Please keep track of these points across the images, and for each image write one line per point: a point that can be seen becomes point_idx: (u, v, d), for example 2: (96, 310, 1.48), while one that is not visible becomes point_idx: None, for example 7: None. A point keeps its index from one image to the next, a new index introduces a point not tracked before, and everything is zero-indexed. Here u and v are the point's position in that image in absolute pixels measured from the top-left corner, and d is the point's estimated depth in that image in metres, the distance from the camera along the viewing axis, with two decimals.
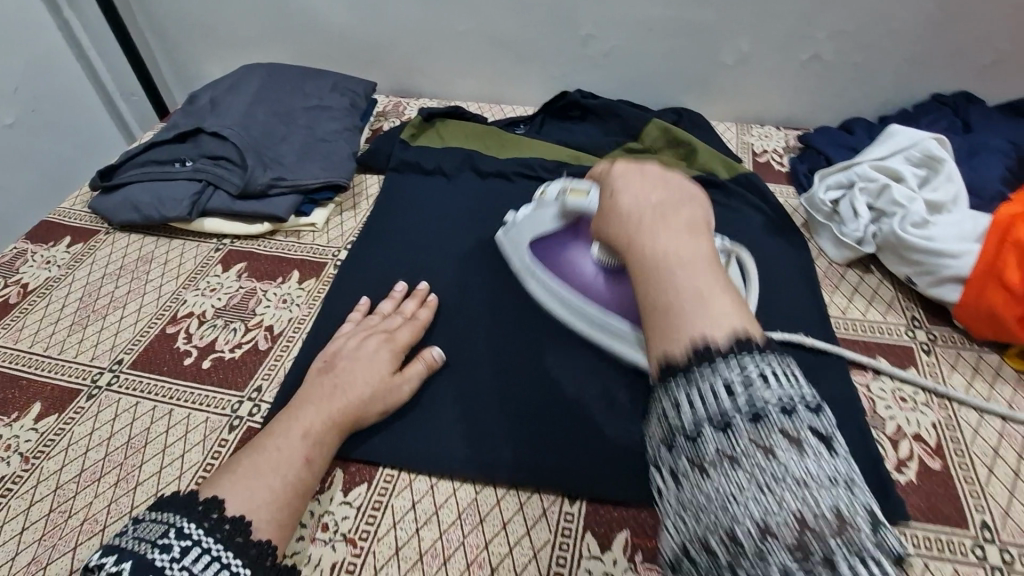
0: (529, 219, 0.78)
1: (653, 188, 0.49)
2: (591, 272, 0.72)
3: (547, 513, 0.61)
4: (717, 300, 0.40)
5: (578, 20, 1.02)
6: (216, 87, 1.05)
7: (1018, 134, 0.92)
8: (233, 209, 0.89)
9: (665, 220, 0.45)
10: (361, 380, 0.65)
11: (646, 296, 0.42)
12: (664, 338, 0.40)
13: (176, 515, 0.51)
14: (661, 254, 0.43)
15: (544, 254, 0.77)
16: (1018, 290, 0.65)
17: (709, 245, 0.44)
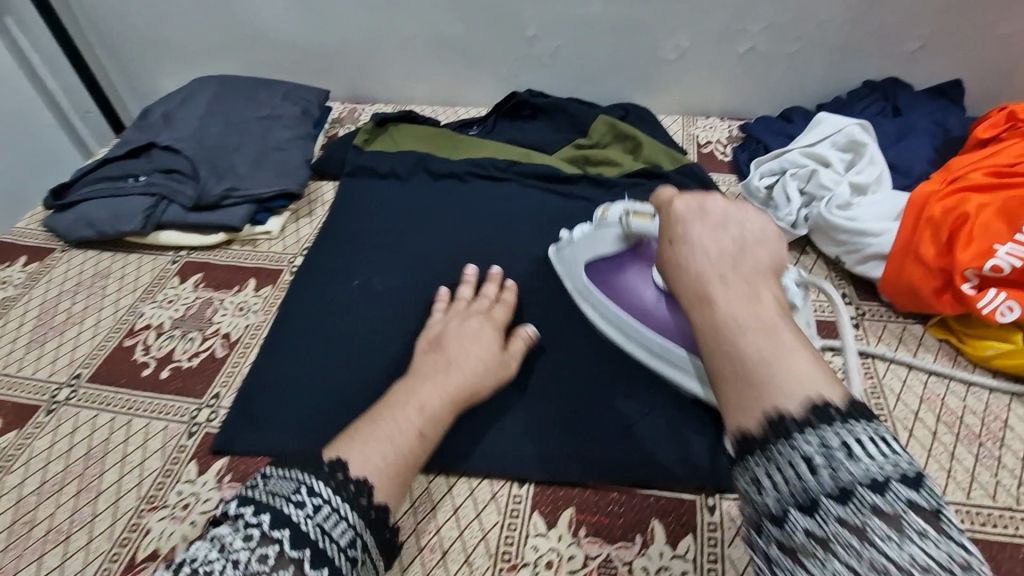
0: (585, 242, 0.75)
1: (718, 237, 0.46)
2: (650, 299, 0.68)
3: (496, 497, 0.64)
4: (794, 362, 0.39)
5: (522, 22, 1.04)
6: (168, 101, 1.06)
7: (943, 115, 0.96)
8: (188, 220, 0.90)
9: (729, 279, 0.44)
10: (470, 360, 0.65)
11: (715, 363, 0.42)
12: (738, 410, 0.40)
13: (305, 473, 0.49)
14: (725, 324, 0.41)
15: (601, 278, 0.73)
16: (931, 262, 0.70)
17: (770, 296, 0.43)
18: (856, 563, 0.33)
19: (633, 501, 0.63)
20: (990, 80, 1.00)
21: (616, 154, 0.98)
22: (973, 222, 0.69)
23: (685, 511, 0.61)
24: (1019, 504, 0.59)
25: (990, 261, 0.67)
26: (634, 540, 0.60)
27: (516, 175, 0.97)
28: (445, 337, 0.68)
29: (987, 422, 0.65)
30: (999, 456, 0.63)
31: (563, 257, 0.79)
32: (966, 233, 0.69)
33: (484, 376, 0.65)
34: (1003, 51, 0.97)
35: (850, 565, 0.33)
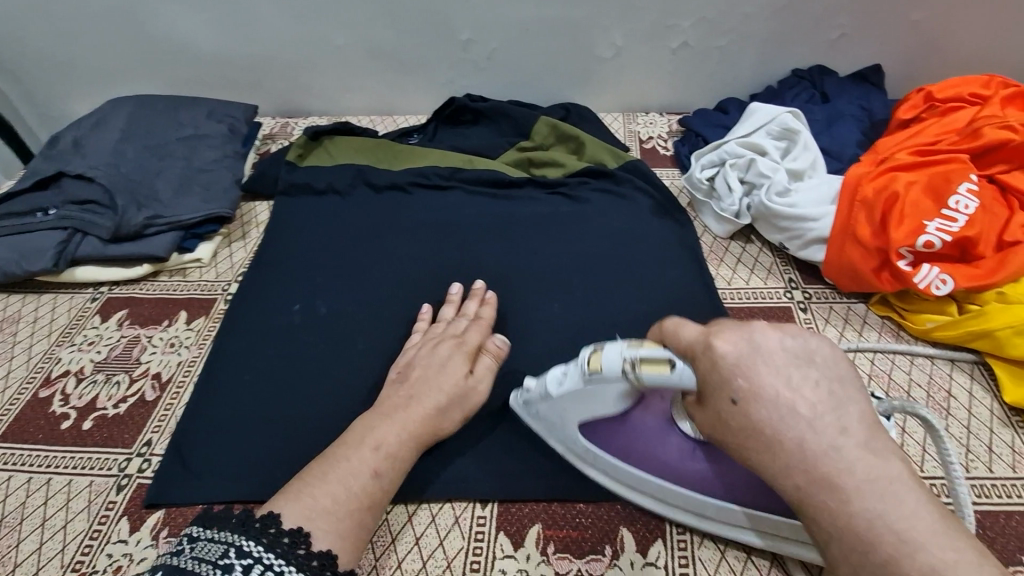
0: (574, 402, 0.56)
1: (810, 395, 0.40)
2: (681, 457, 0.55)
3: (459, 521, 0.61)
4: (954, 560, 0.35)
5: (454, 26, 1.02)
6: (79, 126, 0.98)
7: (868, 100, 1.00)
8: (106, 253, 0.83)
9: (841, 448, 0.38)
10: (437, 386, 0.62)
11: (866, 567, 0.37)
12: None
13: (234, 533, 0.47)
14: (879, 524, 0.36)
15: (606, 438, 0.58)
16: (869, 242, 0.72)
17: (896, 460, 0.39)
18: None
19: (600, 510, 0.61)
20: (907, 64, 1.05)
21: (559, 155, 0.97)
22: (904, 200, 0.71)
23: (654, 514, 0.60)
24: (968, 471, 0.61)
25: (923, 237, 0.70)
26: (604, 551, 0.58)
27: (460, 182, 0.95)
28: (415, 363, 0.66)
29: (932, 394, 0.67)
30: (946, 426, 0.64)
31: (545, 417, 0.61)
32: (899, 211, 0.71)
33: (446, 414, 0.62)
34: (917, 35, 1.01)
35: None
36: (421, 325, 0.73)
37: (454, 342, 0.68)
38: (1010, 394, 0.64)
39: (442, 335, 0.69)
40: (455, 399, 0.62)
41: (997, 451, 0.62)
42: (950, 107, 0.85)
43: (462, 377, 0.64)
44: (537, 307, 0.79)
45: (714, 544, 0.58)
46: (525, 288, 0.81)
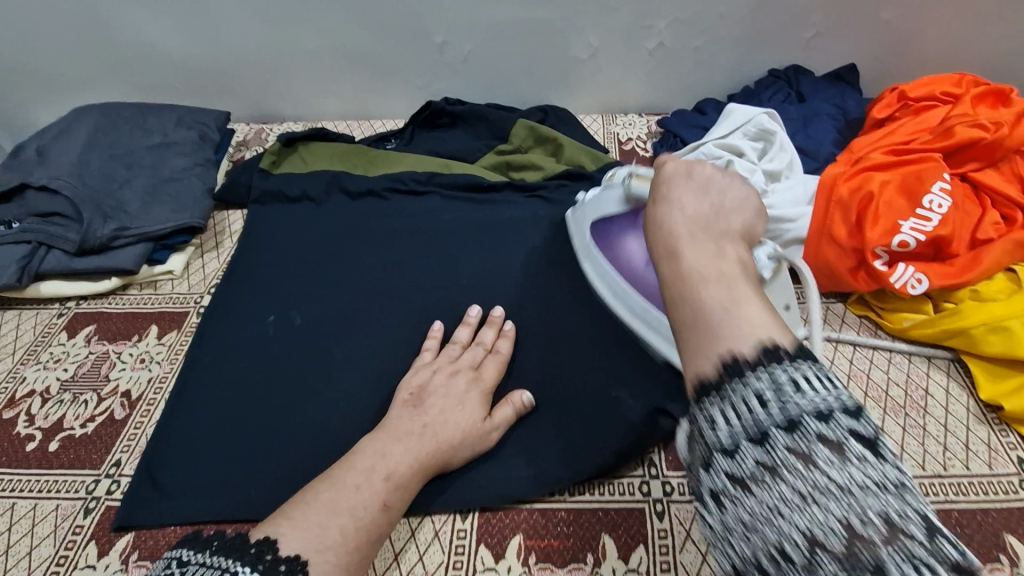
0: (595, 202, 0.78)
1: (698, 201, 0.46)
2: (641, 261, 0.71)
3: (440, 535, 0.60)
4: (745, 308, 0.37)
5: (429, 28, 1.01)
6: (43, 135, 0.95)
7: (843, 99, 1.01)
8: (71, 267, 0.81)
9: (698, 236, 0.43)
10: (452, 422, 0.62)
11: (676, 313, 0.40)
12: (694, 353, 0.37)
13: (228, 559, 0.45)
14: (689, 274, 0.40)
15: (604, 239, 0.76)
16: (845, 242, 0.72)
17: (733, 252, 0.42)
18: (800, 488, 0.31)
19: (582, 518, 0.60)
20: (881, 63, 1.06)
21: (537, 158, 0.97)
22: (878, 200, 0.72)
23: (635, 521, 0.60)
24: (947, 469, 0.61)
25: (897, 236, 0.70)
26: (586, 560, 0.57)
27: (438, 187, 0.94)
28: (431, 389, 0.65)
29: (910, 392, 0.67)
30: (924, 424, 0.65)
31: (574, 216, 0.82)
32: (874, 211, 0.72)
33: (459, 447, 0.62)
34: (890, 34, 1.02)
35: (796, 489, 0.31)
36: (431, 344, 0.72)
37: (471, 376, 0.67)
38: (985, 390, 0.65)
39: (457, 363, 0.68)
40: (469, 439, 0.62)
41: (974, 448, 0.63)
42: (923, 105, 0.85)
43: (480, 421, 0.64)
44: (517, 312, 0.78)
45: (695, 548, 0.58)
46: (504, 293, 0.80)
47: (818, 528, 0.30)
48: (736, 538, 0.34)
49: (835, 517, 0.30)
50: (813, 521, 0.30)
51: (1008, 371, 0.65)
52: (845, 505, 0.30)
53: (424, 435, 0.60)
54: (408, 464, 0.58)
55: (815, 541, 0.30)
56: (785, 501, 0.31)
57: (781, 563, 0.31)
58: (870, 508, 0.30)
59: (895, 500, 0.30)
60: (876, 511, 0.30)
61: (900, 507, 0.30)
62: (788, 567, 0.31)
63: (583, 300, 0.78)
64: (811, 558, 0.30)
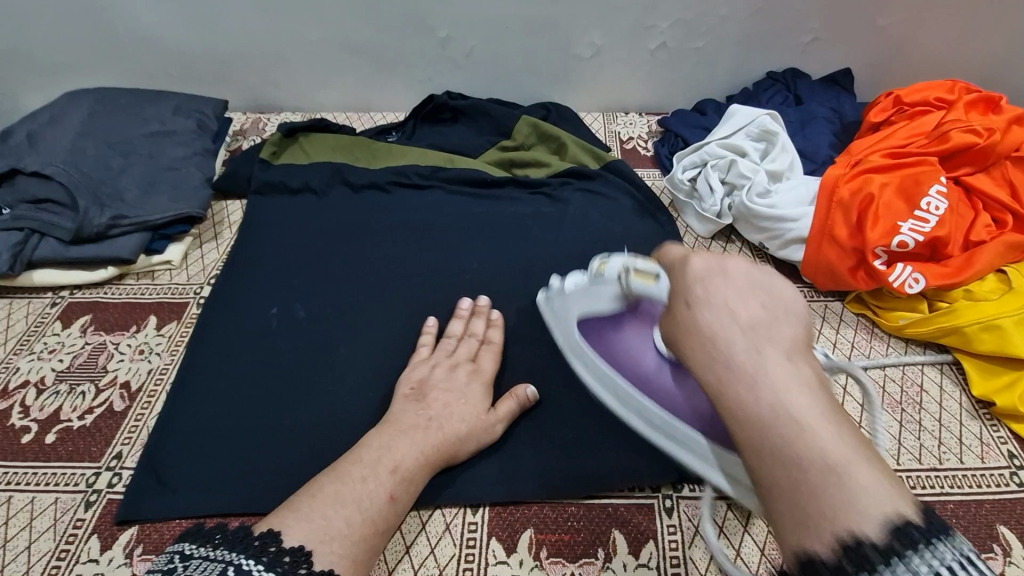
0: (579, 296, 0.66)
1: (747, 302, 0.42)
2: (654, 366, 0.60)
3: (450, 528, 0.60)
4: (854, 472, 0.35)
5: (432, 22, 1.01)
6: (33, 120, 0.92)
7: (838, 103, 1.03)
8: (66, 256, 0.79)
9: (770, 358, 0.39)
10: (457, 416, 0.62)
11: (775, 470, 0.37)
12: (803, 523, 0.35)
13: (231, 552, 0.45)
14: (786, 427, 0.37)
15: (595, 335, 0.65)
16: (845, 243, 0.74)
17: (812, 377, 0.39)
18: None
19: (592, 513, 0.61)
20: (874, 68, 1.08)
21: (540, 155, 0.97)
22: (878, 202, 0.74)
23: (643, 517, 0.61)
24: (942, 464, 0.63)
25: (896, 237, 0.72)
26: (597, 555, 0.58)
27: (442, 182, 0.93)
28: (432, 383, 0.65)
29: (906, 389, 0.69)
30: (920, 420, 0.67)
31: (552, 309, 0.70)
32: (874, 212, 0.73)
33: (464, 439, 0.62)
34: (884, 41, 1.04)
35: None
36: (426, 340, 0.72)
37: (471, 369, 0.67)
38: (978, 387, 0.67)
39: (456, 356, 0.69)
40: (473, 432, 0.62)
41: (968, 442, 0.65)
42: (918, 111, 0.88)
43: (484, 412, 0.64)
44: (524, 307, 0.78)
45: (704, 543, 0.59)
46: (509, 287, 0.80)
47: None
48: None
49: None
50: None
51: (1001, 369, 0.67)
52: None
53: (429, 428, 0.60)
54: (415, 457, 0.58)
55: None
56: None
57: None
58: None
59: None
60: None
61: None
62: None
63: None
64: None
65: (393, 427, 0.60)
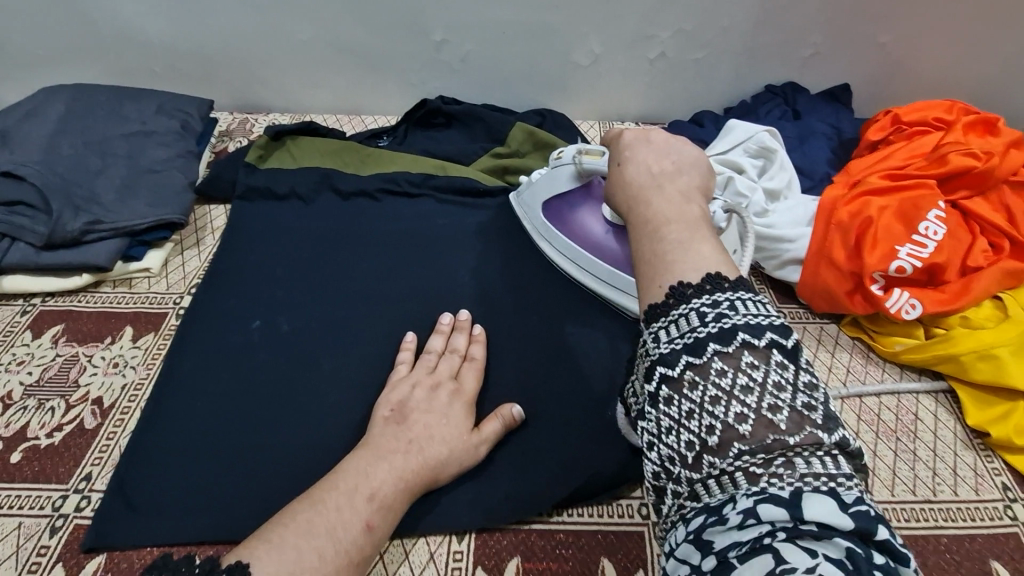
0: (544, 184, 0.81)
1: (660, 158, 0.49)
2: (599, 232, 0.76)
3: (435, 557, 0.58)
4: (699, 246, 0.42)
5: (427, 25, 0.98)
6: (7, 116, 0.88)
7: (837, 118, 1.02)
8: (38, 262, 0.75)
9: (665, 188, 0.47)
10: (439, 439, 0.59)
11: (639, 247, 0.44)
12: (648, 283, 0.41)
13: None
14: (654, 217, 0.44)
15: (556, 214, 0.80)
16: (843, 266, 0.73)
17: (701, 205, 0.46)
18: (727, 387, 0.36)
19: (581, 542, 0.59)
20: (874, 83, 1.07)
21: (535, 163, 0.95)
22: (877, 224, 0.73)
23: (634, 546, 0.59)
24: (936, 495, 0.62)
25: (894, 262, 0.71)
26: None
27: (433, 190, 0.91)
28: (412, 404, 0.61)
29: (900, 416, 0.68)
30: (914, 448, 0.66)
31: (521, 202, 0.85)
32: (872, 235, 0.72)
33: (447, 463, 0.59)
34: (884, 57, 1.04)
35: (726, 393, 0.36)
36: (405, 357, 0.69)
37: (452, 388, 0.64)
38: (972, 417, 0.67)
39: (436, 375, 0.65)
40: (456, 454, 0.60)
41: (961, 473, 0.64)
42: (918, 130, 0.87)
43: (467, 433, 0.61)
44: (515, 324, 0.76)
45: None
46: (501, 303, 0.78)
47: (741, 425, 0.35)
48: (665, 435, 0.38)
49: (756, 410, 0.36)
50: (738, 417, 0.36)
51: (994, 399, 0.67)
52: (764, 407, 0.36)
53: (410, 453, 0.57)
54: (394, 484, 0.55)
55: (739, 432, 0.35)
56: (714, 400, 0.36)
57: (703, 454, 0.36)
58: (783, 404, 0.36)
59: (804, 400, 0.36)
60: (790, 409, 0.36)
61: (805, 405, 0.36)
62: (707, 455, 0.36)
63: (580, 313, 0.77)
64: (730, 443, 0.35)
65: (373, 451, 0.57)
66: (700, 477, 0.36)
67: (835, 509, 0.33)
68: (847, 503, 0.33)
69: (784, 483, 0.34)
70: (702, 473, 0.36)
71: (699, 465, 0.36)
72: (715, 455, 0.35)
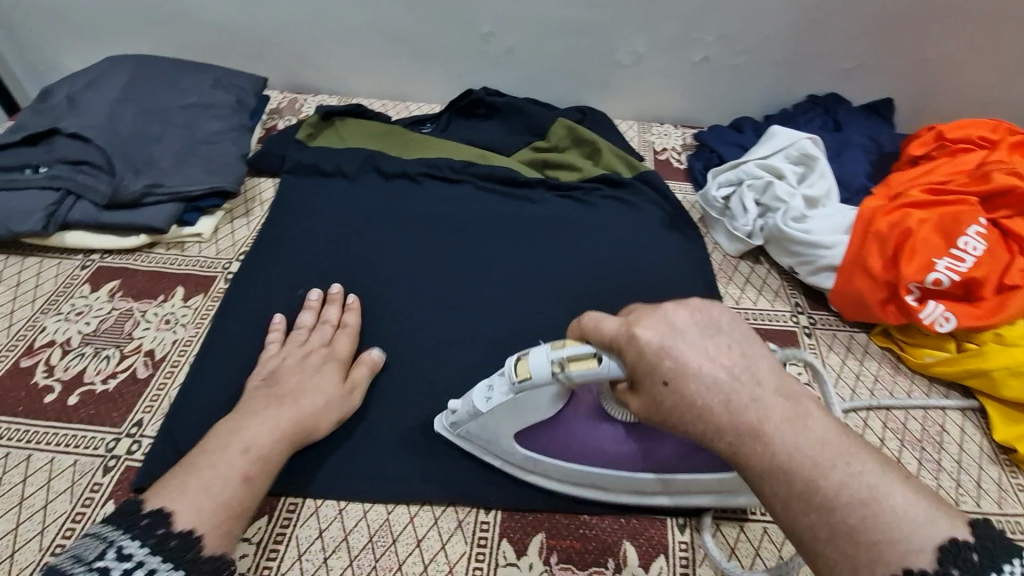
0: (509, 410, 0.57)
1: (715, 363, 0.44)
2: (600, 440, 0.58)
3: (463, 526, 0.60)
4: (885, 498, 0.40)
5: (477, 17, 1.01)
6: (74, 81, 0.93)
7: (877, 132, 1.02)
8: (99, 219, 0.79)
9: (773, 418, 0.42)
10: (315, 391, 0.62)
11: (816, 521, 0.40)
12: (862, 572, 0.39)
13: (115, 532, 0.47)
14: (802, 471, 0.41)
15: (532, 435, 0.60)
16: (879, 275, 0.73)
17: (810, 407, 0.44)
18: None
19: (606, 523, 0.61)
20: (916, 99, 1.07)
21: (574, 158, 0.96)
22: (916, 236, 0.72)
23: (656, 531, 0.60)
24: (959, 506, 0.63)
25: (932, 274, 0.71)
26: (607, 565, 0.58)
27: (473, 178, 0.93)
28: (285, 372, 0.65)
29: (927, 427, 0.69)
30: (939, 459, 0.66)
31: (474, 430, 0.61)
32: (911, 247, 0.72)
33: (326, 412, 0.62)
34: (928, 73, 1.04)
35: None
36: (275, 337, 0.70)
37: (324, 352, 0.67)
38: (1000, 432, 0.67)
39: (308, 345, 0.68)
40: (334, 403, 0.62)
41: (985, 486, 0.64)
42: (960, 148, 0.87)
43: (342, 384, 0.64)
44: (547, 313, 0.78)
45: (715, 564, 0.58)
46: (536, 292, 0.80)
47: None
48: None
49: None
50: None
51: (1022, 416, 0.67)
52: None
53: (283, 405, 0.60)
54: (269, 435, 0.57)
55: None
56: None
57: None
58: None
59: None
60: None
61: None
62: None
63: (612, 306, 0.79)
64: None
65: (245, 411, 0.59)
66: None
67: None
68: None
69: None
70: None
71: None
72: None
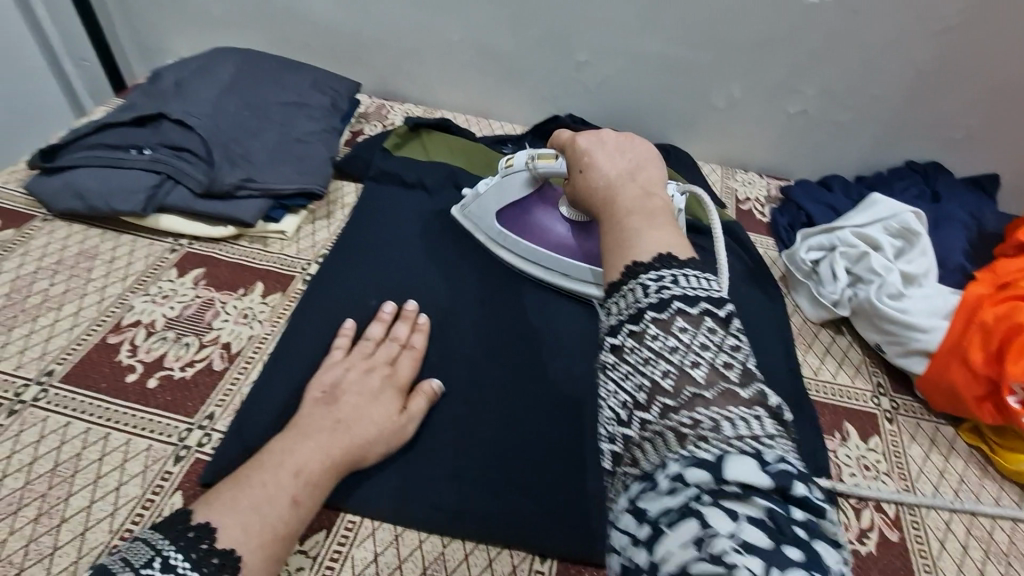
0: (492, 195, 0.83)
1: (614, 160, 0.58)
2: (556, 227, 0.82)
3: (516, 571, 0.59)
4: (656, 234, 0.48)
5: (574, 45, 1.01)
6: (183, 68, 0.96)
7: (979, 208, 0.97)
8: (193, 207, 0.82)
9: (627, 185, 0.55)
10: (373, 420, 0.61)
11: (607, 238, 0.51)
12: (611, 270, 0.47)
13: (164, 541, 0.48)
14: (619, 211, 0.53)
15: (512, 219, 0.84)
16: (979, 370, 0.68)
17: (662, 201, 0.53)
18: (658, 348, 0.42)
19: None
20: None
21: None
22: None
23: None
24: None
25: None
26: None
27: None
28: (344, 386, 0.64)
29: (1015, 540, 0.64)
30: None
31: (472, 211, 0.86)
32: None
33: (375, 442, 0.61)
34: None
35: (656, 351, 0.42)
36: (341, 342, 0.70)
37: (386, 372, 0.66)
38: None
39: (372, 360, 0.68)
40: (385, 435, 0.62)
41: None
42: None
43: (396, 414, 0.64)
44: None
45: None
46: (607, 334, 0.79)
47: (664, 385, 0.41)
48: (621, 384, 0.43)
49: (680, 368, 0.41)
50: (660, 379, 0.41)
51: None
52: (684, 361, 0.41)
53: (336, 431, 0.59)
54: (322, 462, 0.57)
55: (664, 388, 0.41)
56: (645, 360, 0.42)
57: (641, 420, 0.41)
58: (704, 362, 0.41)
59: (728, 360, 0.41)
60: (710, 368, 0.41)
61: (732, 366, 0.41)
62: (649, 419, 0.41)
63: None
64: (655, 402, 0.41)
65: (301, 432, 0.59)
66: (640, 439, 0.41)
67: (755, 470, 0.36)
68: (768, 464, 0.36)
69: (712, 448, 0.38)
70: (648, 432, 0.41)
71: (639, 433, 0.41)
72: (646, 412, 0.41)
